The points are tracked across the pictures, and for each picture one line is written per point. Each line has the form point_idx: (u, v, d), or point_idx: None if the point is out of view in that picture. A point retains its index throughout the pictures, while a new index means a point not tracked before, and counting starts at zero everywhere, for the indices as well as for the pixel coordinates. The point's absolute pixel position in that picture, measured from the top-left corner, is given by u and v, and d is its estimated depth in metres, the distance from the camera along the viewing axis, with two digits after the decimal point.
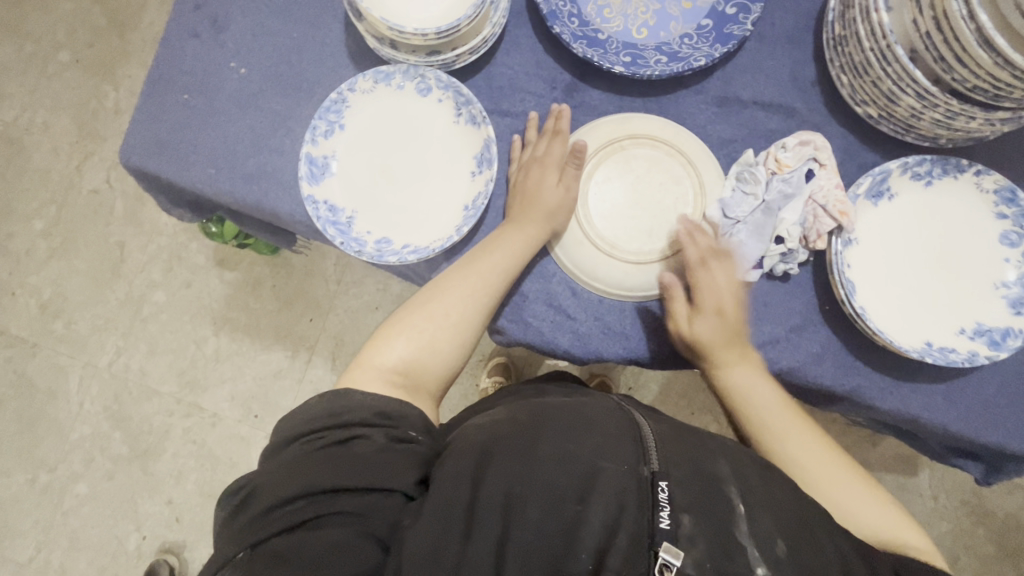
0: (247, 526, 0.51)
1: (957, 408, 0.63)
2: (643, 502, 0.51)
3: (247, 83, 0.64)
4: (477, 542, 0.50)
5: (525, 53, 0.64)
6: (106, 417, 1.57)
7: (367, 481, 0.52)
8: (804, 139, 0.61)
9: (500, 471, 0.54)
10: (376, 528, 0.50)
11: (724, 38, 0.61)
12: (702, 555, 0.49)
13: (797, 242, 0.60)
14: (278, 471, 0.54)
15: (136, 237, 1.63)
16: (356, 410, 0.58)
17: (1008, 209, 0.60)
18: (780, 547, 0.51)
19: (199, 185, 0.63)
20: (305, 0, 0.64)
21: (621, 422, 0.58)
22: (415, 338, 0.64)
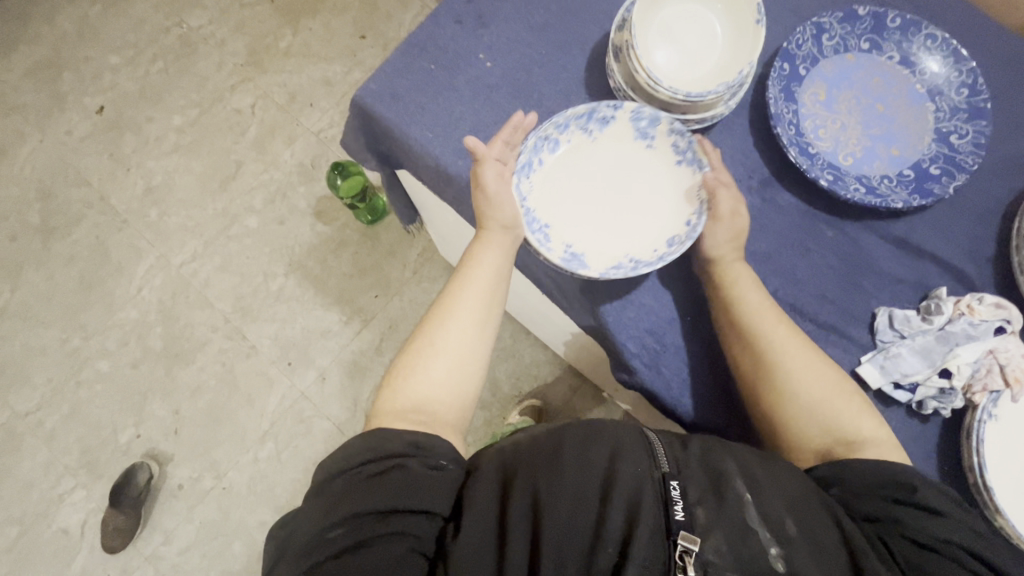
0: (298, 558, 0.53)
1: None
2: (658, 497, 0.55)
3: (488, 75, 0.71)
4: (512, 541, 0.54)
5: (737, 141, 0.70)
6: (156, 309, 1.61)
7: (412, 502, 0.56)
8: (1002, 304, 0.63)
9: (525, 477, 0.57)
10: (423, 546, 0.54)
11: (923, 191, 0.66)
12: (721, 543, 0.53)
13: (961, 384, 0.62)
14: (323, 505, 0.55)
15: (254, 162, 1.72)
16: (395, 442, 0.60)
17: None
18: (790, 526, 0.54)
19: (413, 144, 0.69)
20: (563, 30, 0.72)
21: (622, 429, 0.61)
22: (414, 384, 0.64)
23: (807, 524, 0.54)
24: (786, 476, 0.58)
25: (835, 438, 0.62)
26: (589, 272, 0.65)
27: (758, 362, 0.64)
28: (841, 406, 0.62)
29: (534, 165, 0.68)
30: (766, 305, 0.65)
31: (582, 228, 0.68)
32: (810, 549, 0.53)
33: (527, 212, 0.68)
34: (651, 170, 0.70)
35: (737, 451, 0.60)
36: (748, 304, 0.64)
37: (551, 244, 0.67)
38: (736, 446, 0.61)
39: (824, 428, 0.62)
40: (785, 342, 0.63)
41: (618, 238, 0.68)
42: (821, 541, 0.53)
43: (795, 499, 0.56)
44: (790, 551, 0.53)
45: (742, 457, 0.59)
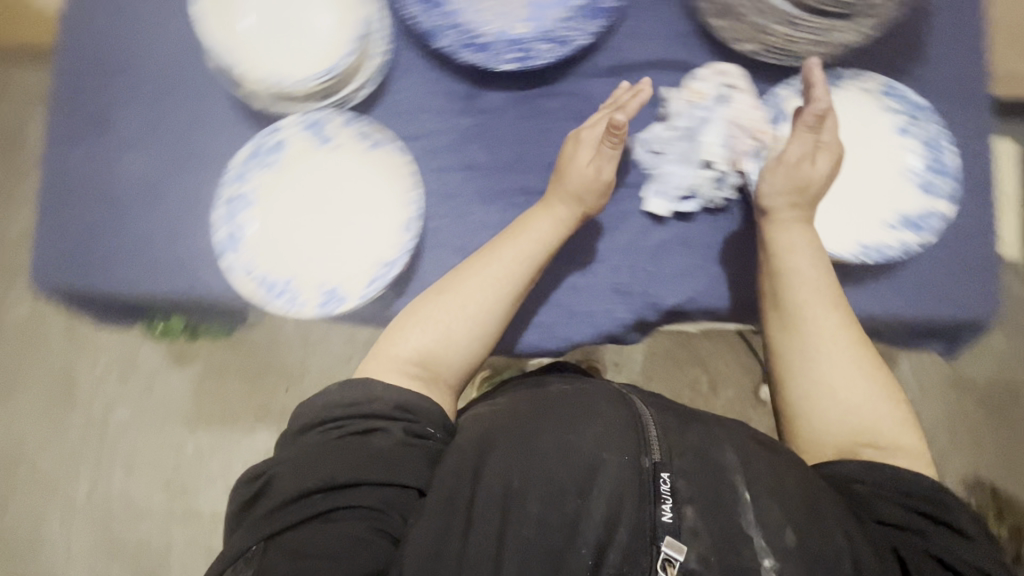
0: (267, 513, 0.45)
1: (915, 299, 0.61)
2: (643, 496, 0.45)
3: (144, 177, 0.60)
4: (474, 534, 0.44)
5: (413, 75, 0.61)
6: (100, 552, 1.47)
7: (383, 475, 0.46)
8: (720, 67, 0.60)
9: (496, 460, 0.48)
10: (387, 524, 0.45)
11: (599, 12, 0.60)
12: (706, 549, 0.43)
13: (726, 164, 0.60)
14: (298, 459, 0.47)
15: (81, 358, 1.53)
16: (377, 401, 0.51)
17: (896, 103, 0.61)
18: (790, 533, 0.44)
19: (119, 292, 0.60)
20: (178, 80, 0.60)
21: (622, 410, 0.51)
22: (430, 328, 0.56)
23: (824, 523, 0.44)
24: (793, 469, 0.48)
25: (859, 434, 0.52)
26: (351, 302, 0.56)
27: (814, 350, 0.55)
28: (873, 415, 0.52)
29: (238, 233, 0.57)
30: (815, 284, 0.56)
31: (324, 261, 0.57)
32: (808, 563, 0.43)
33: (260, 280, 0.57)
34: (354, 170, 0.58)
35: (737, 437, 0.51)
36: (791, 274, 0.56)
37: (303, 298, 0.57)
38: (739, 433, 0.52)
39: (852, 432, 0.52)
40: (816, 320, 0.55)
41: (360, 254, 0.57)
42: (820, 552, 0.43)
43: (800, 495, 0.46)
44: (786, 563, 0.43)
45: (743, 441, 0.50)
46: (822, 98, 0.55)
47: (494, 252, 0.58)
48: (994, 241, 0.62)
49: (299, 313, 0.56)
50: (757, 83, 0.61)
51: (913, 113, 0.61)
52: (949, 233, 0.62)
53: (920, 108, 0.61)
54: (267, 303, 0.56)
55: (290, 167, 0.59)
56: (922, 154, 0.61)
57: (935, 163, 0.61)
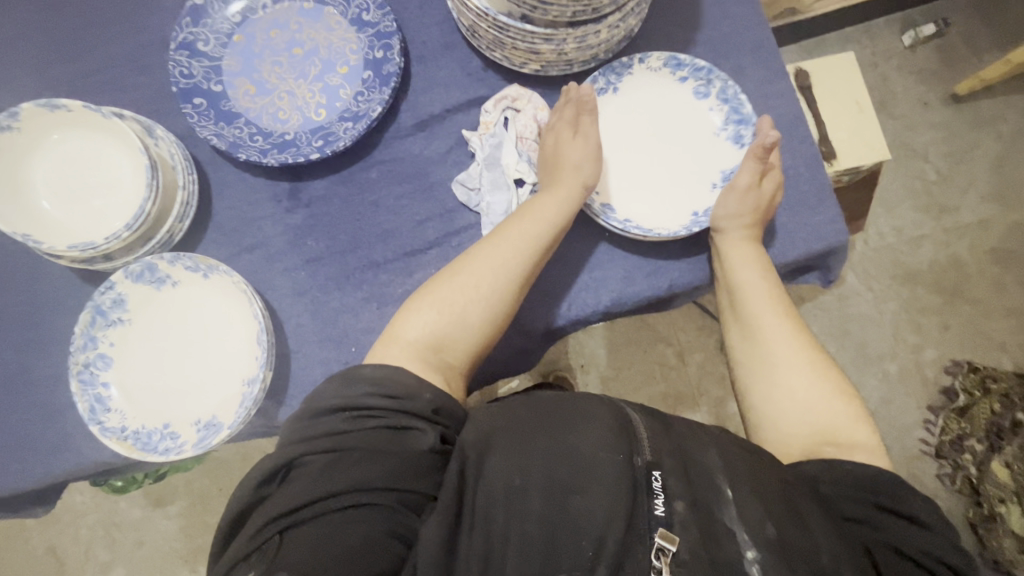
0: (281, 507, 0.46)
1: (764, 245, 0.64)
2: (637, 491, 0.51)
3: (1, 368, 0.60)
4: (482, 536, 0.50)
5: (235, 189, 0.63)
6: None
7: (406, 483, 0.49)
8: (499, 96, 0.63)
9: (500, 467, 0.52)
10: (402, 527, 0.47)
11: (386, 77, 0.63)
12: (693, 542, 0.49)
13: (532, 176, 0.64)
14: (323, 458, 0.48)
15: (61, 533, 1.47)
16: (417, 398, 0.52)
17: (683, 71, 0.63)
18: (770, 528, 0.49)
19: (9, 487, 0.59)
20: (9, 264, 0.61)
21: (613, 411, 0.56)
22: (444, 309, 0.56)
23: (806, 519, 0.50)
24: (765, 459, 0.54)
25: (818, 422, 0.57)
26: (225, 431, 0.56)
27: (777, 366, 0.60)
28: (834, 419, 0.57)
29: (103, 397, 0.57)
30: (766, 291, 0.60)
31: (192, 397, 0.59)
32: (783, 556, 0.48)
33: (136, 435, 0.57)
34: (196, 303, 0.60)
35: (717, 437, 0.56)
36: (744, 287, 0.60)
37: (181, 438, 0.57)
38: (724, 437, 0.56)
39: (814, 434, 0.57)
40: (773, 329, 0.60)
41: (224, 382, 0.59)
42: (796, 544, 0.49)
43: (772, 482, 0.52)
44: (770, 555, 0.48)
45: (720, 435, 0.56)
46: (770, 133, 0.58)
47: (504, 234, 0.58)
48: (822, 166, 0.65)
49: (181, 455, 0.57)
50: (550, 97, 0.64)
51: (702, 75, 0.63)
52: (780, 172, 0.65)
53: (707, 69, 0.62)
54: (146, 454, 0.57)
55: (139, 316, 0.59)
56: (720, 111, 0.63)
57: (735, 115, 0.62)
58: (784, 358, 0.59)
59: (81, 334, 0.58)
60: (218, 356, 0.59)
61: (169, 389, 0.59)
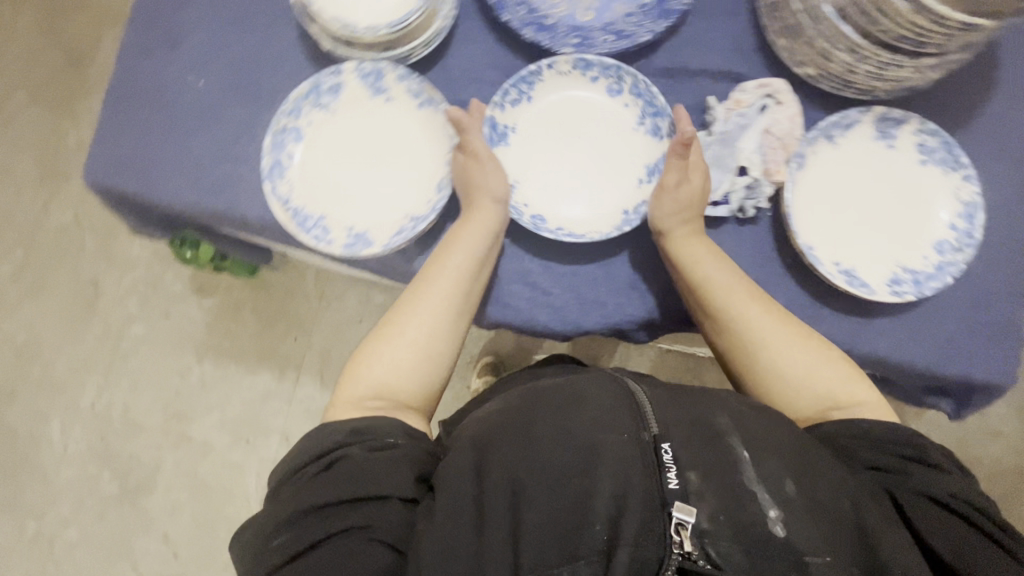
0: (264, 552, 0.48)
1: (928, 351, 0.60)
2: (648, 467, 0.47)
3: (205, 94, 0.63)
4: (490, 513, 0.47)
5: (475, 43, 0.62)
6: (94, 456, 1.42)
7: (364, 489, 0.49)
8: (764, 82, 0.60)
9: (503, 456, 0.49)
10: (387, 533, 0.47)
11: (666, 13, 0.61)
12: (714, 509, 0.45)
13: (760, 172, 0.59)
14: (288, 498, 0.50)
15: (109, 272, 1.46)
16: (332, 433, 0.53)
17: (591, 71, 0.62)
18: (790, 485, 0.46)
19: (167, 200, 0.62)
20: (258, 8, 0.63)
21: (613, 391, 0.53)
22: (380, 365, 0.57)
23: (819, 478, 0.47)
24: (784, 427, 0.51)
25: (801, 380, 0.56)
26: (375, 248, 0.59)
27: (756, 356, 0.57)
28: (827, 378, 0.56)
29: (283, 163, 0.60)
30: (728, 276, 0.58)
31: (356, 204, 0.61)
32: (809, 508, 0.45)
33: (295, 211, 0.60)
34: (398, 126, 0.61)
35: (727, 403, 0.53)
36: (715, 284, 0.57)
37: (331, 234, 0.60)
38: (729, 401, 0.54)
39: (820, 401, 0.56)
40: (743, 317, 0.57)
41: (390, 206, 0.61)
42: (820, 501, 0.46)
43: (795, 449, 0.49)
44: (790, 512, 0.45)
45: (739, 411, 0.52)
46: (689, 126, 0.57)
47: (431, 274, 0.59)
48: None
49: (326, 250, 0.59)
50: (805, 108, 0.61)
51: (608, 73, 0.62)
52: (981, 289, 0.61)
53: (615, 66, 0.61)
54: (298, 231, 0.59)
55: (344, 111, 0.61)
56: (636, 105, 0.63)
57: (650, 108, 0.62)
58: (777, 339, 0.57)
59: (291, 101, 0.60)
60: (395, 180, 0.61)
61: (339, 188, 0.61)
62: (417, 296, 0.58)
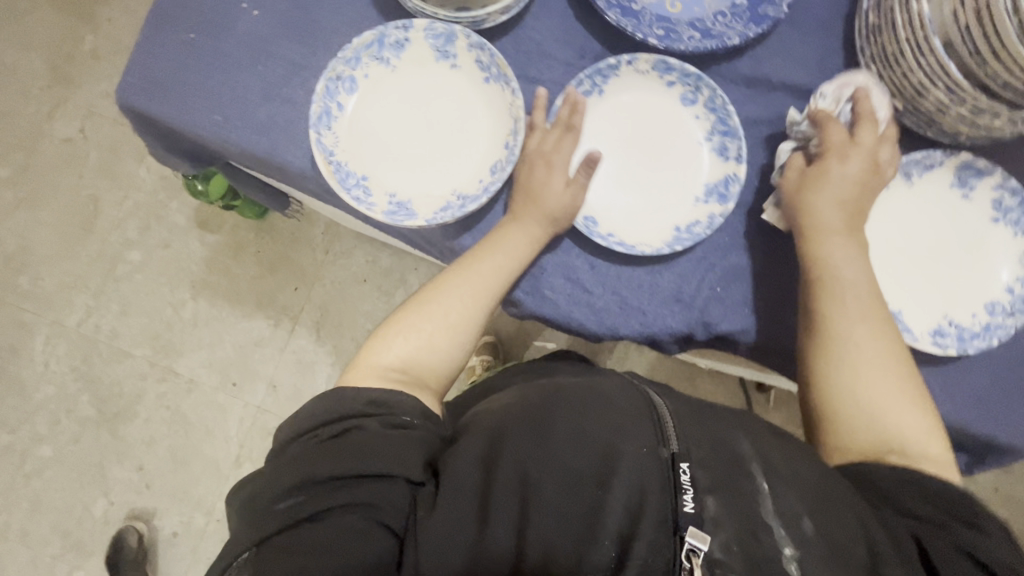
0: (255, 518, 0.44)
1: (968, 407, 0.58)
2: (664, 486, 0.45)
3: (260, 27, 0.58)
4: (495, 511, 0.44)
5: (554, 17, 0.59)
6: (74, 378, 1.33)
7: (369, 467, 0.45)
8: (847, 81, 0.56)
9: (516, 454, 0.47)
10: (387, 517, 0.43)
11: (758, 18, 0.58)
12: (731, 538, 0.43)
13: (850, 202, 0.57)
14: (288, 463, 0.46)
15: (111, 191, 1.37)
16: (349, 403, 0.50)
17: (671, 76, 0.59)
18: (807, 523, 0.44)
19: (203, 132, 0.58)
20: None
21: (633, 400, 0.50)
22: (411, 337, 0.56)
23: (840, 515, 0.45)
24: (806, 458, 0.49)
25: (858, 408, 0.53)
26: (417, 221, 0.55)
27: (855, 367, 0.53)
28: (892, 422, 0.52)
29: (333, 112, 0.56)
30: (865, 278, 0.55)
31: (403, 169, 0.57)
32: (830, 551, 0.42)
33: (337, 166, 0.56)
34: (459, 96, 0.58)
35: (752, 428, 0.51)
36: (831, 265, 0.55)
37: (372, 198, 0.56)
38: (748, 421, 0.52)
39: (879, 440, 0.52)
40: (861, 321, 0.54)
41: (440, 178, 0.57)
42: (839, 541, 0.43)
43: (815, 481, 0.47)
44: (808, 551, 0.43)
45: (763, 438, 0.50)
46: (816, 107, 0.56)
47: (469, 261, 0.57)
48: None
49: (366, 213, 0.55)
50: None
51: (689, 81, 0.59)
52: None
53: (696, 75, 0.58)
54: (339, 188, 0.55)
55: (406, 70, 0.58)
56: (706, 120, 0.60)
57: (721, 126, 0.59)
58: (868, 351, 0.53)
59: (354, 46, 0.56)
60: (449, 152, 0.58)
61: (389, 150, 0.57)
62: (463, 271, 0.57)
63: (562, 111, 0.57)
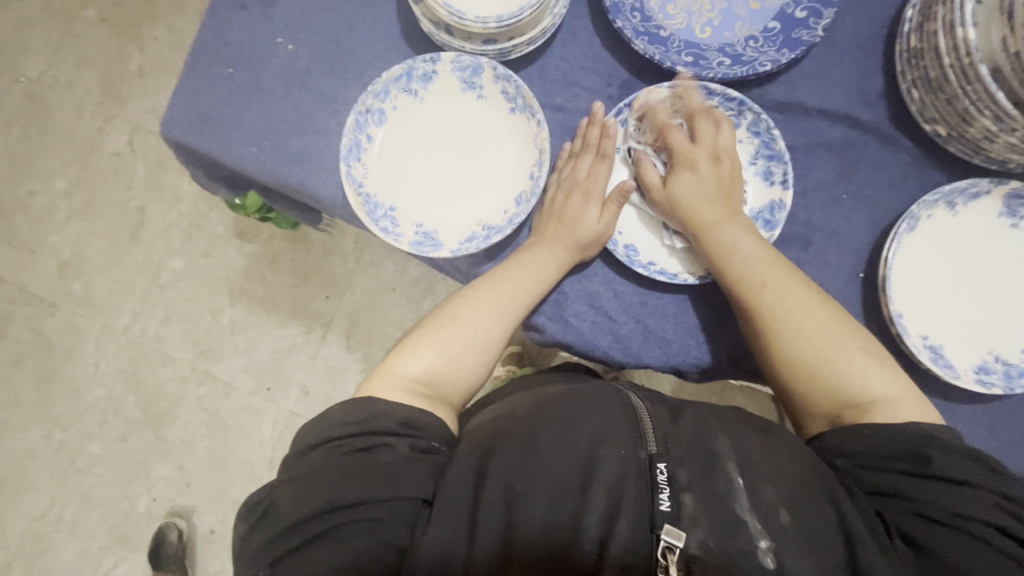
0: (272, 539, 0.44)
1: (1014, 448, 0.55)
2: (641, 486, 0.45)
3: (294, 60, 0.60)
4: (483, 519, 0.45)
5: (582, 45, 0.59)
6: (122, 379, 1.39)
7: (383, 492, 0.45)
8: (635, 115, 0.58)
9: (504, 463, 0.47)
10: (397, 536, 0.44)
11: (792, 43, 0.57)
12: (708, 536, 0.43)
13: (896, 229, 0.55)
14: (304, 482, 0.45)
15: (157, 202, 1.43)
16: (382, 418, 0.48)
17: (714, 99, 0.58)
18: (785, 515, 0.44)
19: (239, 164, 0.60)
20: None
21: (616, 404, 0.50)
22: (444, 352, 0.55)
23: (819, 510, 0.44)
24: (788, 456, 0.47)
25: (842, 402, 0.51)
26: (442, 251, 0.56)
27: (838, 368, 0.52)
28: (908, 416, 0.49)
29: (362, 144, 0.58)
30: (765, 262, 0.54)
31: (429, 198, 0.58)
32: (807, 543, 0.43)
33: (366, 197, 0.57)
34: (484, 125, 0.59)
35: (733, 428, 0.49)
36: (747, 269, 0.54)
37: (399, 228, 0.57)
38: (733, 419, 0.50)
39: None
40: (799, 311, 0.53)
41: (466, 209, 0.58)
42: (820, 533, 0.43)
43: (796, 481, 0.45)
44: (783, 544, 0.43)
45: (741, 434, 0.48)
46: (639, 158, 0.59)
47: (498, 275, 0.57)
48: None
49: (393, 244, 0.56)
50: (920, 166, 0.58)
51: (733, 105, 0.58)
52: None
53: (739, 100, 0.57)
54: (368, 220, 0.56)
55: (433, 102, 0.59)
56: (750, 143, 0.59)
57: (766, 150, 0.58)
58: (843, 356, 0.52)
59: (383, 80, 0.57)
60: (476, 183, 0.59)
61: (417, 182, 0.59)
62: (493, 288, 0.56)
63: (593, 135, 0.58)
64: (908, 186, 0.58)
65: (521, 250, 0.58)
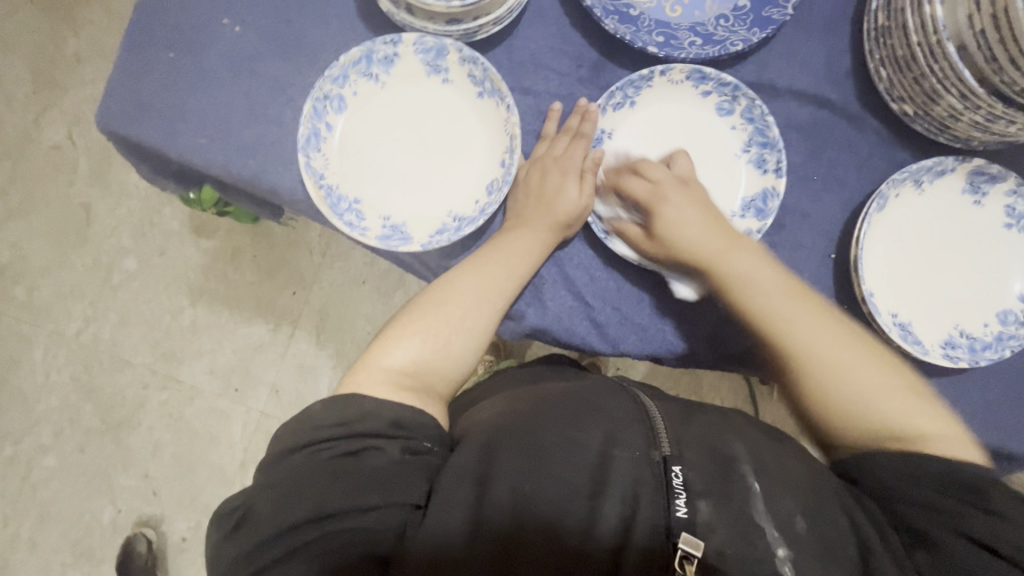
0: (247, 554, 0.41)
1: (978, 418, 0.57)
2: (657, 489, 0.44)
3: (242, 44, 0.56)
4: (487, 520, 0.43)
5: (549, 25, 0.57)
6: (76, 388, 1.32)
7: (377, 498, 0.43)
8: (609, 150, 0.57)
9: (510, 464, 0.45)
10: (382, 542, 0.42)
11: (762, 22, 0.56)
12: (723, 542, 0.42)
13: (871, 203, 0.55)
14: (281, 488, 0.42)
15: (104, 198, 1.34)
16: (372, 419, 0.46)
17: (708, 85, 0.57)
18: (800, 523, 0.43)
19: (188, 155, 0.56)
20: None
21: (626, 405, 0.49)
22: (428, 339, 0.53)
23: (830, 511, 0.44)
24: (796, 464, 0.47)
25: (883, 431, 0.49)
26: (412, 246, 0.54)
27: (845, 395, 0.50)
28: (882, 404, 0.50)
29: (321, 133, 0.54)
30: (781, 291, 0.53)
31: (397, 192, 0.56)
32: (823, 551, 0.42)
33: (329, 190, 0.54)
34: (453, 111, 0.56)
35: (748, 433, 0.49)
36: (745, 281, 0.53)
37: (365, 222, 0.54)
38: (744, 425, 0.51)
39: None
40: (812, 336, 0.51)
41: (435, 199, 0.56)
42: (832, 542, 0.43)
43: (808, 485, 0.45)
44: (801, 554, 0.42)
45: (751, 439, 0.48)
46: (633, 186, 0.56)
47: (485, 267, 0.54)
48: None
49: (360, 238, 0.53)
50: (887, 146, 0.58)
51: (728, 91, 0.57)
52: None
53: (732, 84, 0.56)
54: (331, 213, 0.53)
55: (398, 86, 0.56)
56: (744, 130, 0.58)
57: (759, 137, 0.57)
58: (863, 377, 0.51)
59: (339, 60, 0.53)
60: (446, 170, 0.56)
61: (381, 170, 0.56)
62: (478, 272, 0.54)
63: (574, 122, 0.56)
64: (875, 166, 0.58)
65: (501, 233, 0.56)
